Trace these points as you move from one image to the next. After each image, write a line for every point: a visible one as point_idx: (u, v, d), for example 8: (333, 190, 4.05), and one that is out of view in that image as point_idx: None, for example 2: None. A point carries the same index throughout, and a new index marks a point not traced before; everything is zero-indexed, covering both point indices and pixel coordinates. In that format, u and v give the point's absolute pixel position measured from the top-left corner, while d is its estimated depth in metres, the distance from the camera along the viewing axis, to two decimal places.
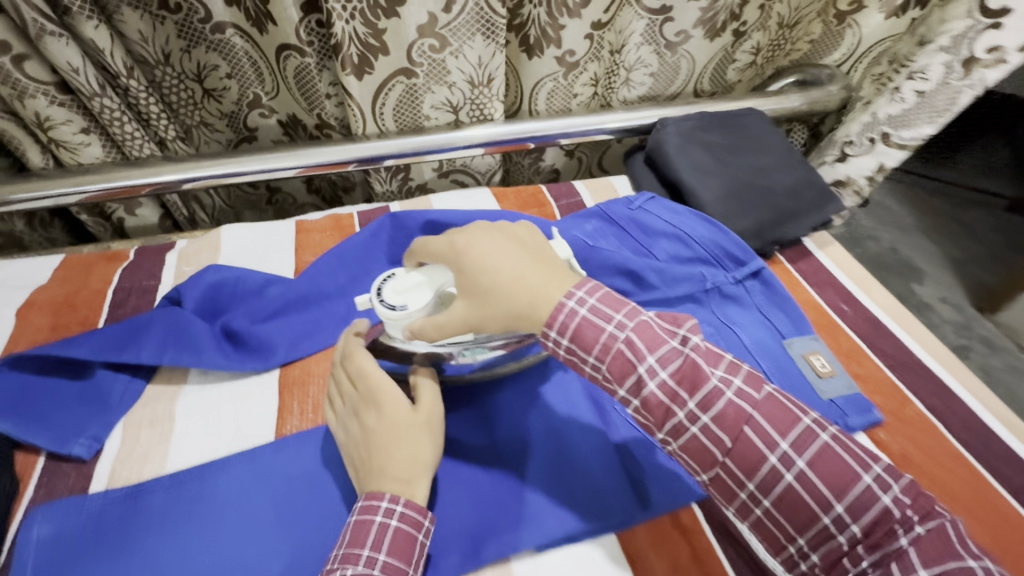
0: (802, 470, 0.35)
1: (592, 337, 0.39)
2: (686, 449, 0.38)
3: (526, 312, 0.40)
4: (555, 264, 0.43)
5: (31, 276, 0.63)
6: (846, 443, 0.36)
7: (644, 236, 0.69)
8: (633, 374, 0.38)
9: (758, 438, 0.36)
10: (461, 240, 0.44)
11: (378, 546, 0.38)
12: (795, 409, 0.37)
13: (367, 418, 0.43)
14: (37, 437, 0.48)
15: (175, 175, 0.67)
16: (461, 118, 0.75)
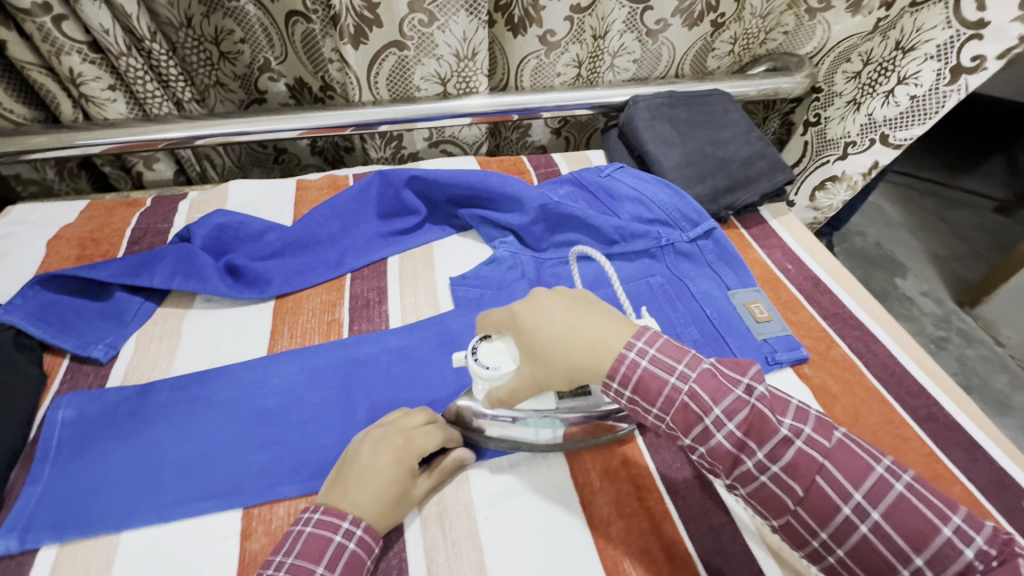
0: (877, 521, 0.36)
1: (655, 389, 0.40)
2: (755, 497, 0.39)
3: (587, 365, 0.41)
4: (612, 314, 0.44)
5: (60, 216, 0.71)
6: (921, 492, 0.37)
7: (610, 200, 0.76)
8: (699, 425, 0.40)
9: (831, 487, 0.37)
10: (520, 310, 0.44)
11: (332, 566, 0.39)
12: (927, 512, 0.35)
13: (383, 452, 0.44)
14: (63, 341, 0.55)
15: (188, 132, 0.74)
16: (448, 90, 0.82)
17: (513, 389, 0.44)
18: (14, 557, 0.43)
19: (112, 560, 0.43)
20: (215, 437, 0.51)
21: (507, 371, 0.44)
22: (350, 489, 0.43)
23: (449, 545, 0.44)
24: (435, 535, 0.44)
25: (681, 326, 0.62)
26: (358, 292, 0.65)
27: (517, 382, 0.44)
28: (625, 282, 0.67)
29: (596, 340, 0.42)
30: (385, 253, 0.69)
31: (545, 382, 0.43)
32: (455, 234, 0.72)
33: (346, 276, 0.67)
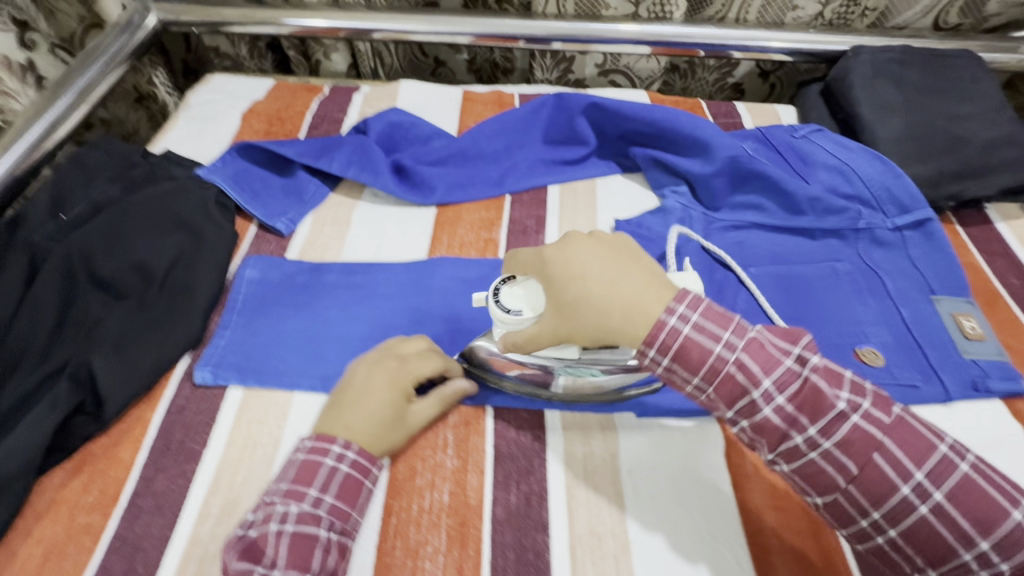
0: (940, 503, 0.34)
1: (692, 352, 0.37)
2: (800, 475, 0.37)
3: (621, 326, 0.38)
4: (655, 273, 0.40)
5: (251, 91, 0.75)
6: (991, 477, 0.35)
7: (801, 165, 0.66)
8: (746, 398, 0.37)
9: (892, 468, 0.35)
10: (550, 251, 0.42)
11: (325, 489, 0.39)
12: (997, 495, 0.34)
13: (377, 376, 0.44)
14: (254, 209, 0.60)
15: (367, 24, 0.75)
16: (638, 12, 0.75)
17: (531, 335, 0.41)
18: (207, 388, 0.47)
19: (286, 413, 0.46)
20: (375, 327, 0.53)
21: (532, 313, 0.41)
22: (344, 412, 0.42)
23: (590, 488, 0.43)
24: (577, 473, 0.44)
25: (869, 324, 0.54)
26: (518, 217, 0.62)
27: (533, 327, 0.41)
28: (803, 262, 0.58)
29: (631, 299, 0.38)
30: (547, 181, 0.65)
31: (566, 335, 0.40)
32: (621, 174, 0.67)
33: (506, 197, 0.64)
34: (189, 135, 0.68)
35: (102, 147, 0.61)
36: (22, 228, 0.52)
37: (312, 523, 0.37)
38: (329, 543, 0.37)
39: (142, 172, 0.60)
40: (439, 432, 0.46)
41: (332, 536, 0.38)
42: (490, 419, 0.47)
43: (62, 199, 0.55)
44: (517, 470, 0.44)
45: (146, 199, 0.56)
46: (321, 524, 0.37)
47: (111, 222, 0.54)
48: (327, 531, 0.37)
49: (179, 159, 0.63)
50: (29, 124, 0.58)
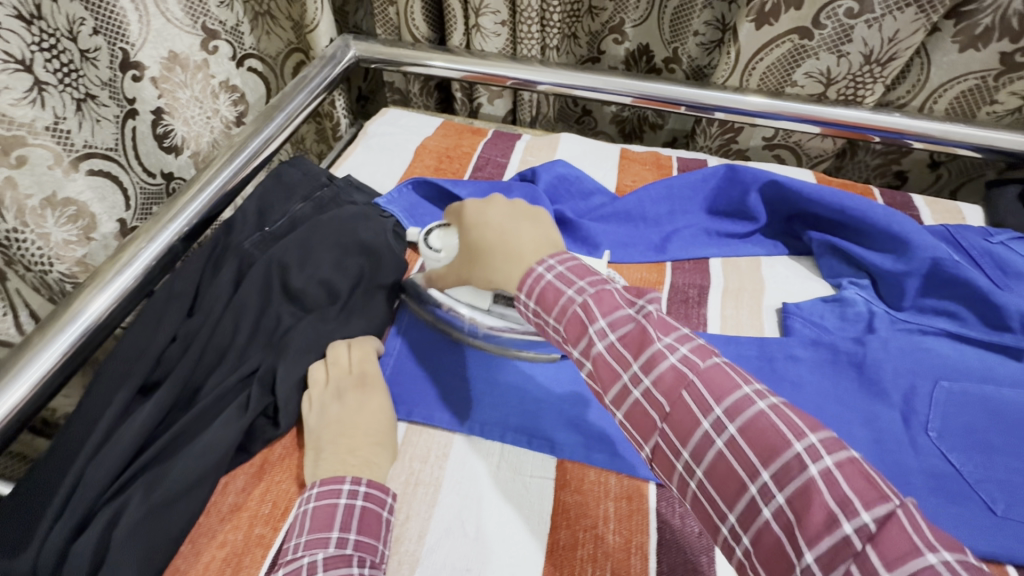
0: (734, 438, 0.30)
1: (551, 298, 0.38)
2: (630, 417, 0.34)
3: (502, 270, 0.41)
4: (550, 233, 0.43)
5: (421, 127, 0.80)
6: (843, 481, 0.26)
7: (1001, 275, 0.60)
8: (584, 336, 0.36)
9: (736, 460, 0.29)
10: (471, 210, 0.45)
11: (347, 527, 0.37)
12: (784, 429, 0.28)
13: (347, 398, 0.46)
14: (426, 242, 0.62)
15: (539, 76, 0.78)
16: (827, 93, 0.72)
17: (442, 274, 0.49)
18: None
19: (446, 455, 0.46)
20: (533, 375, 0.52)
21: (448, 254, 0.49)
22: (340, 440, 0.44)
23: None
24: None
25: None
26: (679, 285, 0.61)
27: (445, 269, 0.48)
28: (1010, 386, 0.52)
29: (518, 252, 0.41)
30: (710, 253, 0.63)
31: (466, 276, 0.45)
32: (787, 255, 0.64)
33: (666, 264, 0.63)
34: (368, 161, 0.73)
35: (299, 166, 0.66)
36: (234, 235, 0.57)
37: (342, 563, 0.35)
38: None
39: (328, 194, 0.64)
40: (601, 502, 0.44)
41: (366, 570, 0.35)
42: (654, 501, 0.44)
43: (265, 213, 0.61)
44: (684, 567, 0.41)
45: (334, 218, 0.60)
46: (351, 561, 0.35)
47: (305, 236, 0.57)
48: (359, 567, 0.35)
49: (360, 185, 0.67)
50: (249, 140, 0.65)
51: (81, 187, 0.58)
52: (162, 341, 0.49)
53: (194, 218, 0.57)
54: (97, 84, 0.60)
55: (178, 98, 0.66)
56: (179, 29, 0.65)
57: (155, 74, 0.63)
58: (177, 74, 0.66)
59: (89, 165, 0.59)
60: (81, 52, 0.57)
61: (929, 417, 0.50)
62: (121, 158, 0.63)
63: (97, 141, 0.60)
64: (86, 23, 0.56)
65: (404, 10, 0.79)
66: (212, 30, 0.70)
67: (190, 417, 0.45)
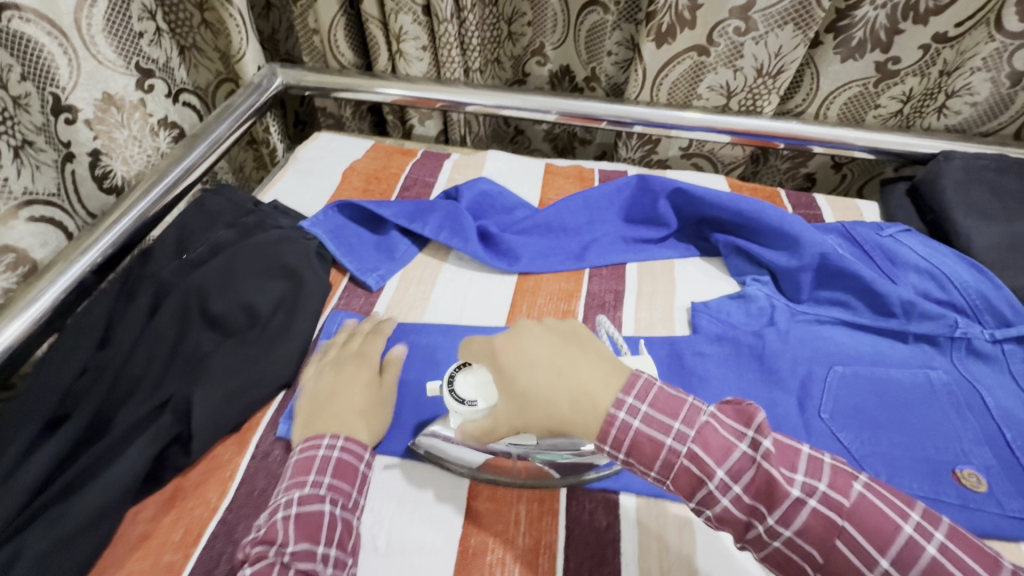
0: (889, 572, 0.32)
1: (650, 451, 0.36)
2: (768, 560, 0.36)
3: (571, 419, 0.37)
4: (607, 359, 0.39)
5: (351, 151, 0.82)
6: (881, 493, 0.34)
7: (890, 265, 0.65)
8: (702, 490, 0.35)
9: (851, 553, 0.33)
10: (501, 348, 0.40)
11: (324, 471, 0.41)
12: (892, 513, 0.33)
13: (345, 367, 0.50)
14: (350, 262, 0.63)
15: (463, 97, 0.80)
16: (730, 104, 0.77)
17: (487, 428, 0.40)
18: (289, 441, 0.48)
19: None
20: None
21: (485, 404, 0.41)
22: (330, 403, 0.47)
23: None
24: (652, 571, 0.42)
25: (971, 442, 0.50)
26: (596, 291, 0.64)
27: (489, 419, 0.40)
28: (895, 366, 0.56)
29: (582, 389, 0.37)
30: (626, 259, 0.67)
31: (521, 426, 0.39)
32: (698, 257, 0.68)
33: (585, 271, 0.66)
34: (295, 187, 0.74)
35: (223, 194, 0.66)
36: (151, 264, 0.58)
37: (315, 502, 0.40)
38: (334, 519, 0.39)
39: (253, 219, 0.65)
40: (513, 506, 0.45)
41: (336, 511, 0.40)
42: (564, 500, 0.46)
43: (186, 241, 0.61)
44: (590, 559, 0.42)
45: (257, 244, 0.60)
46: (324, 502, 0.40)
47: (226, 262, 0.57)
48: (332, 507, 0.40)
49: (285, 210, 0.68)
50: (167, 170, 0.65)
51: (20, 233, 0.62)
52: (71, 373, 0.49)
53: (109, 249, 0.57)
54: (31, 130, 0.62)
55: (114, 138, 0.68)
56: (110, 71, 0.66)
57: (89, 116, 0.65)
58: (114, 115, 0.68)
59: (28, 212, 0.62)
60: (13, 99, 0.59)
61: (822, 401, 0.53)
62: (64, 203, 0.67)
63: (37, 187, 0.63)
64: (13, 70, 0.57)
65: (328, 39, 0.81)
66: (146, 69, 0.71)
67: (97, 450, 0.45)
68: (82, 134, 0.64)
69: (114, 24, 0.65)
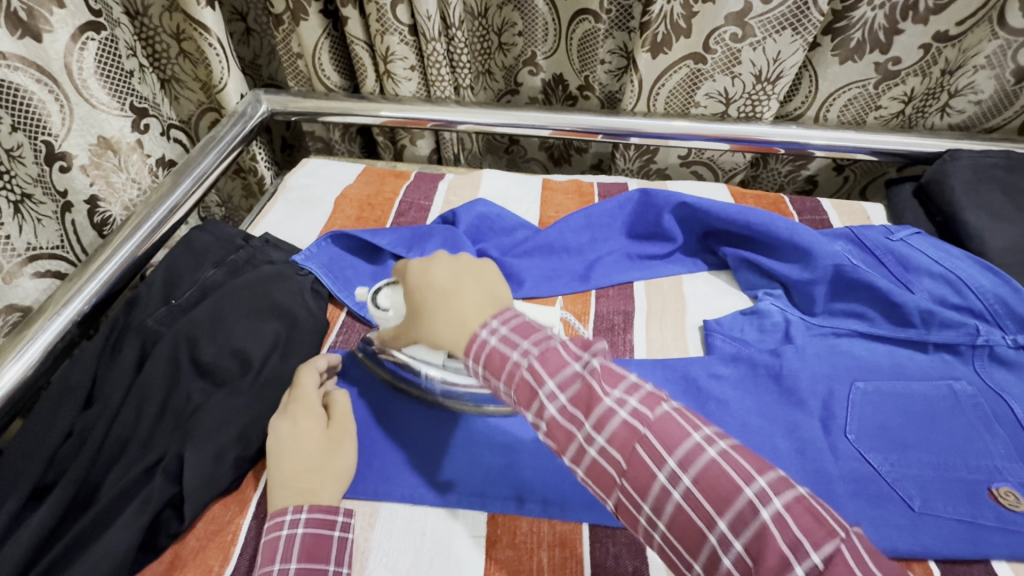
0: (688, 488, 0.31)
1: (499, 363, 0.37)
2: (590, 474, 0.35)
3: (444, 334, 0.40)
4: (498, 295, 0.42)
5: (342, 176, 0.79)
6: (794, 525, 0.28)
7: (903, 271, 0.63)
8: (533, 399, 0.36)
9: (648, 455, 0.32)
10: (415, 268, 0.43)
11: (287, 557, 0.38)
12: (733, 474, 0.30)
13: (279, 426, 0.46)
14: (347, 297, 0.61)
15: (456, 115, 0.78)
16: (729, 111, 0.75)
17: (390, 332, 0.48)
18: None
19: (372, 523, 0.44)
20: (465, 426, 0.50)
21: (394, 310, 0.49)
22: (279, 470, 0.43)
23: None
24: None
25: (1003, 458, 0.49)
26: (604, 313, 0.61)
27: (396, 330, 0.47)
28: (919, 379, 0.54)
29: (463, 313, 0.40)
30: (632, 277, 0.64)
31: (414, 338, 0.44)
32: (706, 271, 0.66)
33: (591, 292, 0.64)
34: (285, 219, 0.71)
35: (210, 231, 0.64)
36: (137, 311, 0.55)
37: None
38: None
39: (242, 256, 0.62)
40: (534, 553, 0.43)
41: None
42: (588, 545, 0.43)
43: (173, 284, 0.58)
44: None
45: (246, 282, 0.58)
46: None
47: (215, 305, 0.55)
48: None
49: (276, 243, 0.65)
50: (150, 211, 0.62)
51: (29, 290, 0.62)
52: (56, 439, 0.46)
53: (93, 298, 0.55)
54: (29, 182, 0.62)
55: (113, 182, 0.68)
56: (107, 113, 0.65)
57: (84, 162, 0.65)
58: (109, 159, 0.67)
59: (35, 267, 0.63)
60: (6, 152, 0.59)
61: (846, 420, 0.51)
62: (69, 253, 0.67)
63: (40, 241, 0.64)
64: (3, 121, 0.57)
65: (312, 62, 0.78)
66: (140, 108, 0.70)
67: (85, 520, 0.42)
68: (81, 180, 0.65)
69: (106, 66, 0.64)
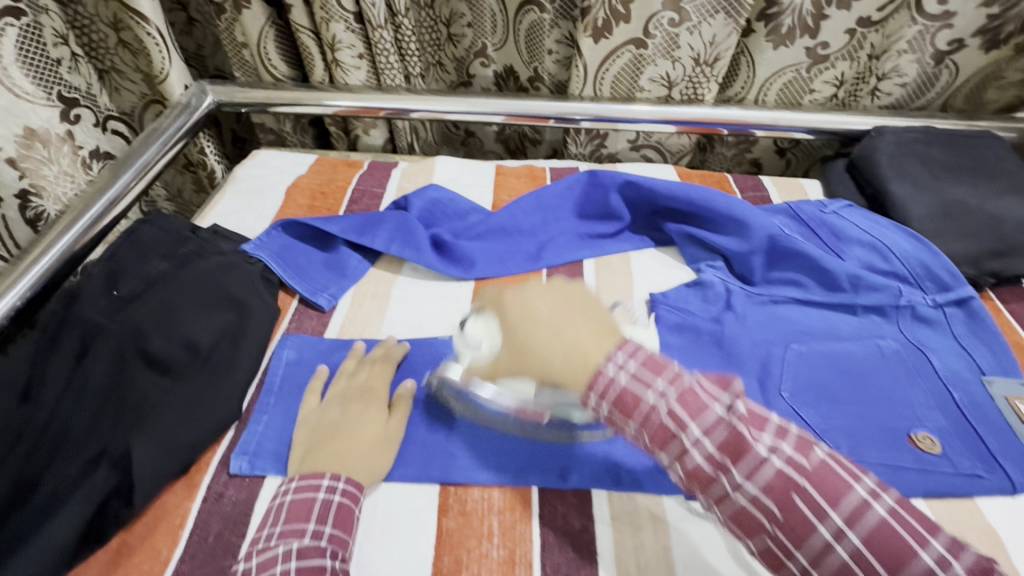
0: (857, 547, 0.31)
1: (631, 404, 0.35)
2: (732, 518, 0.34)
3: (565, 369, 0.37)
4: (601, 323, 0.40)
5: (294, 167, 0.78)
6: (905, 518, 0.32)
7: (835, 241, 0.67)
8: (673, 440, 0.35)
9: (808, 507, 0.32)
10: (510, 296, 0.41)
11: (324, 520, 0.40)
12: (908, 536, 0.31)
13: (352, 407, 0.49)
14: (298, 283, 0.61)
15: (407, 104, 0.78)
16: (672, 94, 0.78)
17: (487, 372, 0.42)
18: (243, 476, 0.46)
19: None
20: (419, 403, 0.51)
21: (489, 346, 0.42)
22: (336, 442, 0.46)
23: None
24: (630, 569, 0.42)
25: (923, 406, 0.52)
26: None
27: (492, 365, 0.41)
28: (849, 339, 0.57)
29: (576, 345, 0.37)
30: (583, 255, 0.66)
31: (520, 377, 0.39)
32: (654, 248, 0.68)
33: (543, 271, 0.65)
34: (236, 209, 0.71)
35: (156, 223, 0.63)
36: (79, 304, 0.53)
37: (316, 555, 0.38)
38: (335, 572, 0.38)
39: (191, 247, 0.61)
40: (485, 519, 0.44)
41: (336, 564, 0.39)
42: (537, 508, 0.45)
43: (118, 275, 0.57)
44: (568, 565, 0.42)
45: (197, 273, 0.57)
46: (324, 554, 0.38)
47: (166, 298, 0.54)
48: (331, 560, 0.39)
49: (226, 233, 0.65)
50: (89, 203, 0.61)
51: None
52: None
53: (29, 292, 0.53)
54: None
55: (42, 175, 0.69)
56: (32, 104, 0.65)
57: (11, 154, 0.65)
58: (38, 151, 0.67)
59: None
60: None
61: (782, 379, 0.54)
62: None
63: None
64: None
65: (258, 52, 0.78)
66: (70, 99, 0.71)
67: (26, 515, 0.42)
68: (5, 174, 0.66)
69: (29, 56, 0.64)
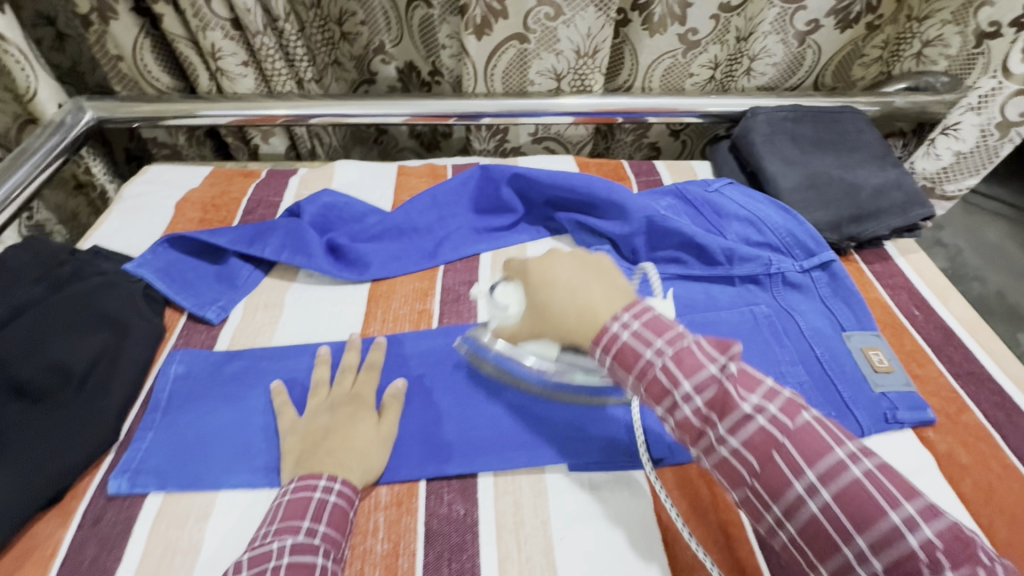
0: (827, 502, 0.32)
1: (632, 360, 0.38)
2: (718, 468, 0.36)
3: (575, 328, 0.41)
4: (621, 288, 0.42)
5: (186, 181, 0.76)
6: (881, 480, 0.32)
7: (715, 217, 0.70)
8: (667, 399, 0.37)
9: (786, 464, 0.33)
10: (538, 269, 0.45)
11: (319, 518, 0.40)
12: (880, 498, 0.31)
13: (342, 412, 0.48)
14: (184, 299, 0.60)
15: (302, 110, 0.77)
16: (562, 87, 0.80)
17: (514, 330, 0.46)
18: (123, 497, 0.46)
19: (207, 514, 0.45)
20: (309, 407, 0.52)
21: (514, 309, 0.48)
22: (325, 445, 0.45)
23: (523, 563, 0.43)
24: (510, 547, 0.44)
25: (788, 364, 0.56)
26: (450, 285, 0.64)
27: (519, 325, 0.46)
28: (725, 308, 0.61)
29: (587, 308, 0.41)
30: (479, 249, 0.68)
31: (540, 334, 0.44)
32: (549, 237, 0.70)
33: (439, 267, 0.66)
34: (121, 227, 0.69)
35: (32, 246, 0.59)
36: None
37: (309, 551, 0.37)
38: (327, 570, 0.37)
39: (69, 269, 0.58)
40: (371, 515, 0.45)
41: (328, 563, 0.38)
42: (422, 498, 0.46)
43: None
44: (448, 549, 0.43)
45: (70, 296, 0.55)
46: (318, 552, 0.38)
47: (32, 325, 0.52)
48: (325, 559, 0.38)
49: (108, 254, 0.63)
50: None
51: None
52: None
53: None
54: None
55: None
56: None
57: None
58: None
59: None
60: None
61: None
62: None
63: None
64: None
65: (136, 63, 0.75)
66: None
67: None
68: None
69: None
